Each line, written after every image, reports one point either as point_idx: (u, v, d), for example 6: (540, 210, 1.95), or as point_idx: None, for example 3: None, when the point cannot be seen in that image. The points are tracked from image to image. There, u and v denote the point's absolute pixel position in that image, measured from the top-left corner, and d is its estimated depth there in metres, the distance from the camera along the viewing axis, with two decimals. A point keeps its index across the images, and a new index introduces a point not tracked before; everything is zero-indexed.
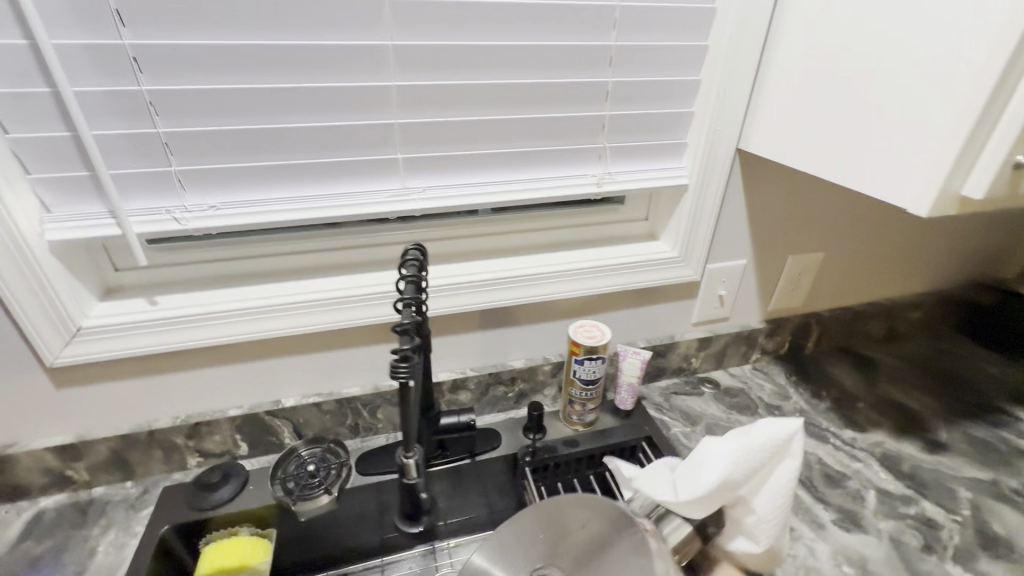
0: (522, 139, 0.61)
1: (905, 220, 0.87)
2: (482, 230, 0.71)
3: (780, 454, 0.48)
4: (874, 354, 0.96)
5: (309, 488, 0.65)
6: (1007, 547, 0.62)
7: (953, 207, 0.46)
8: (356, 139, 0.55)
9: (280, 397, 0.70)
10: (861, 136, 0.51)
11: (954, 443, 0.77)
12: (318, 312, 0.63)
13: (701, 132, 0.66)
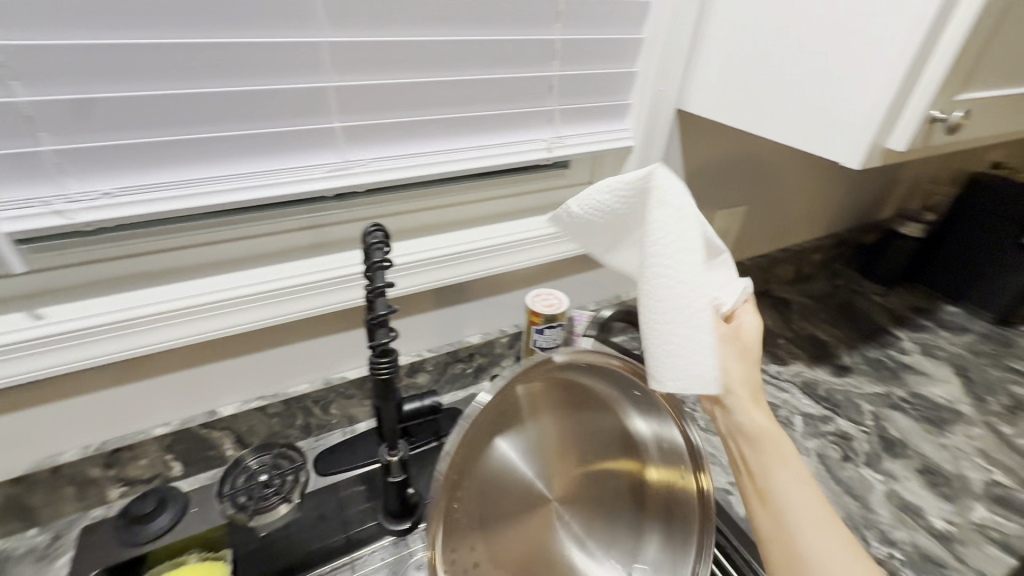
0: (471, 102, 0.57)
1: (811, 172, 0.96)
2: (429, 203, 0.66)
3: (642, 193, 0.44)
4: (787, 295, 1.07)
5: (266, 500, 0.60)
6: (903, 447, 0.74)
7: (878, 159, 0.50)
8: (284, 108, 0.48)
9: (215, 406, 0.62)
10: (796, 94, 0.54)
11: (855, 365, 0.90)
12: (251, 308, 0.56)
13: (643, 93, 0.66)
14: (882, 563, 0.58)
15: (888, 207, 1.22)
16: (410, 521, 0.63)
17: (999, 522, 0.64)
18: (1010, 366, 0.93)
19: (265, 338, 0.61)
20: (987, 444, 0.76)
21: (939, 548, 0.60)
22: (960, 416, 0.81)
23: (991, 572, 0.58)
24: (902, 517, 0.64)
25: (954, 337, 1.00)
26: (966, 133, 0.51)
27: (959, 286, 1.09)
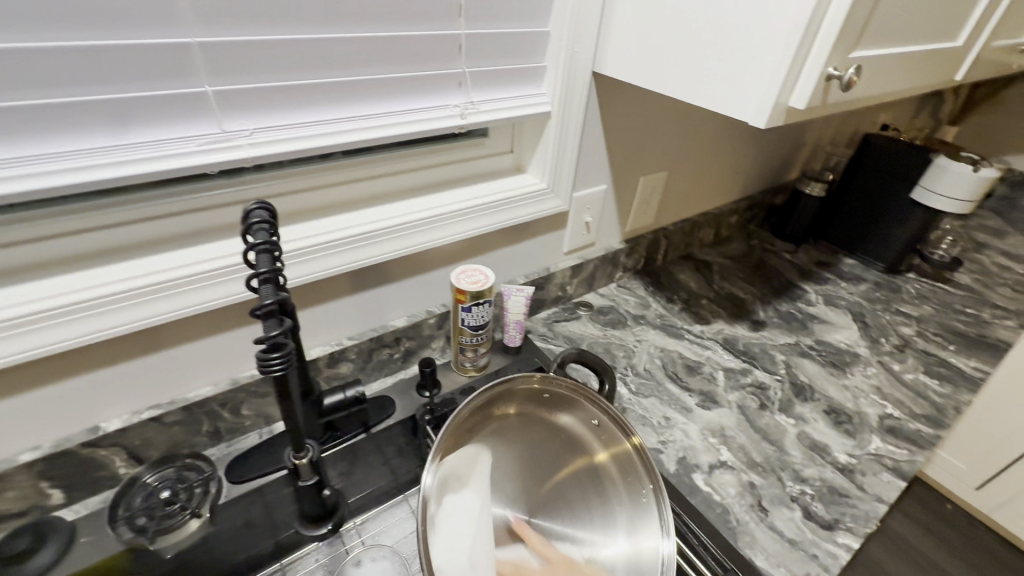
0: (371, 64, 0.52)
1: (725, 136, 0.99)
2: (336, 179, 0.61)
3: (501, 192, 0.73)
4: (709, 257, 1.13)
5: (171, 517, 0.53)
6: (811, 391, 0.80)
7: (782, 118, 0.50)
8: (139, 68, 0.41)
9: (98, 422, 0.54)
10: (705, 53, 0.53)
11: (769, 319, 0.95)
12: (126, 307, 0.48)
13: (558, 55, 0.64)
14: (796, 499, 0.63)
15: (794, 169, 1.29)
16: (331, 523, 0.60)
17: (891, 450, 0.71)
18: (897, 309, 1.03)
19: (152, 340, 0.54)
20: (881, 381, 0.84)
21: (843, 479, 0.66)
22: (858, 358, 0.88)
23: (886, 495, 0.64)
24: (812, 455, 0.69)
25: (852, 287, 1.09)
26: (859, 92, 0.52)
27: (855, 240, 1.19)
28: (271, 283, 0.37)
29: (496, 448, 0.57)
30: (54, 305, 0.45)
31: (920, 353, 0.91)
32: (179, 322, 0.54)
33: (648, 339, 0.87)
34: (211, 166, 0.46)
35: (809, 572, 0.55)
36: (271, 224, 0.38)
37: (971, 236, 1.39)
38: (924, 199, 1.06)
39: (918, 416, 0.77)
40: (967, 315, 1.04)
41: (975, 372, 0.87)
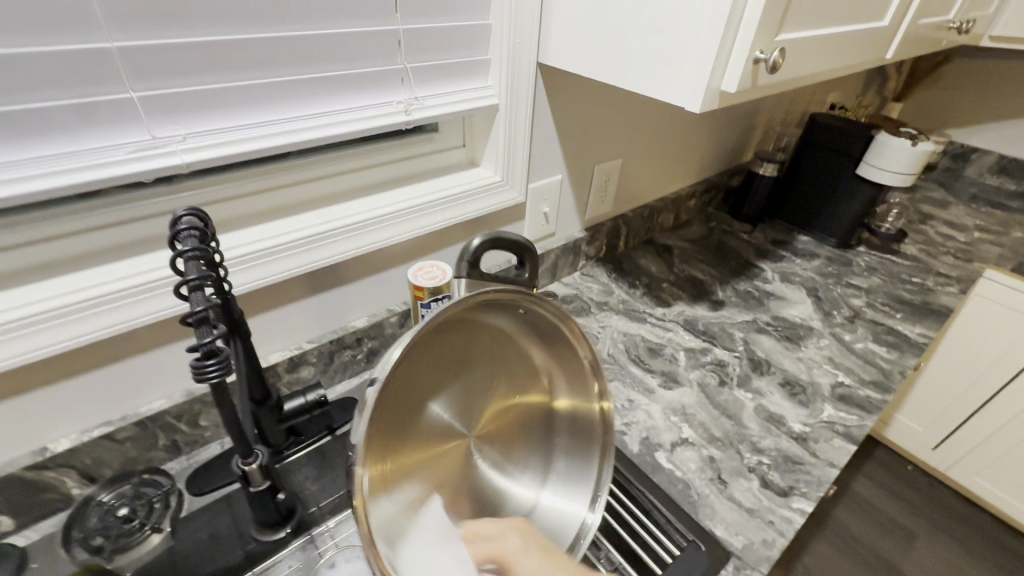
0: (307, 63, 0.51)
1: (677, 122, 1.00)
2: (283, 180, 0.60)
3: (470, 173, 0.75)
4: (670, 241, 1.15)
5: (127, 536, 0.52)
6: (767, 364, 0.83)
7: (716, 102, 0.52)
8: (54, 74, 0.39)
9: (45, 443, 0.52)
10: (641, 40, 0.54)
11: (728, 299, 0.98)
12: (61, 325, 0.46)
13: (500, 45, 0.64)
14: (753, 470, 0.66)
15: (749, 151, 1.33)
16: (290, 526, 0.59)
17: (842, 417, 0.74)
18: (848, 282, 1.07)
19: (95, 356, 0.52)
20: (833, 351, 0.87)
21: (797, 447, 0.69)
22: (812, 330, 0.92)
23: (837, 460, 0.68)
24: (769, 427, 0.72)
25: (806, 263, 1.13)
26: (787, 74, 0.54)
27: (808, 218, 1.23)
28: (201, 288, 0.37)
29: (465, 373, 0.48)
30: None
31: (870, 322, 0.95)
32: (124, 335, 0.53)
33: (611, 325, 0.89)
34: (143, 174, 0.45)
35: (766, 538, 0.58)
36: (199, 231, 0.38)
37: (916, 209, 1.45)
38: (869, 175, 1.10)
39: (867, 382, 0.81)
40: (913, 284, 1.09)
41: (920, 337, 0.92)
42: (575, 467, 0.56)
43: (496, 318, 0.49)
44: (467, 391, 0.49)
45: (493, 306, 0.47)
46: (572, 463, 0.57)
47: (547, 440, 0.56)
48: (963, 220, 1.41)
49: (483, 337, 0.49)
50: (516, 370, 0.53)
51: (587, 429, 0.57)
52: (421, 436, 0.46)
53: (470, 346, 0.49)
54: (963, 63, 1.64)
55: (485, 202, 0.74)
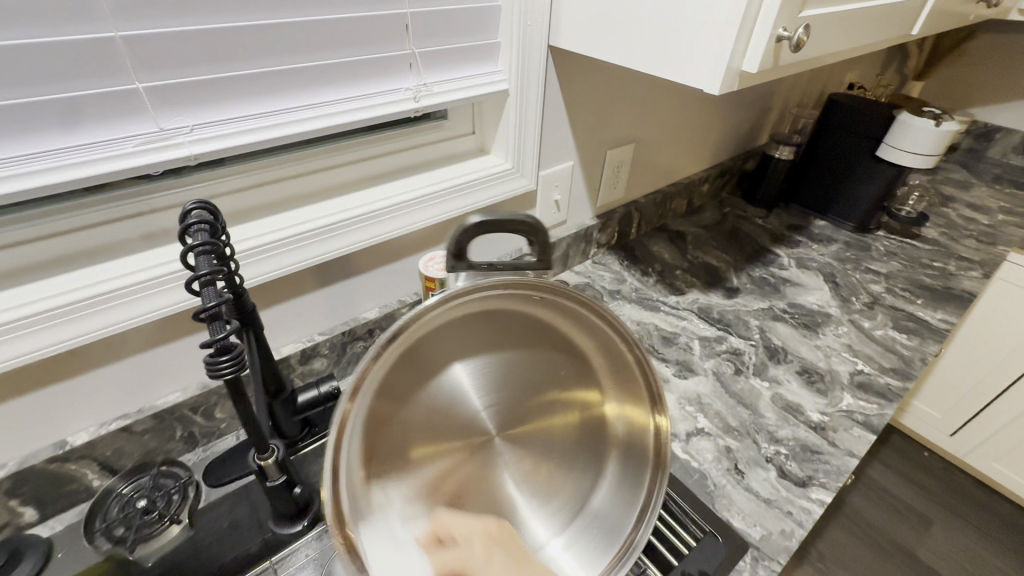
0: (314, 50, 0.50)
1: (691, 104, 0.98)
2: (292, 171, 0.59)
3: (481, 161, 0.74)
4: (683, 227, 1.13)
5: (150, 525, 0.54)
6: (784, 353, 0.82)
7: (736, 83, 0.50)
8: (58, 65, 0.38)
9: (65, 436, 0.53)
10: (656, 20, 0.52)
11: (743, 286, 0.97)
12: (74, 321, 0.46)
13: (510, 29, 0.62)
14: (771, 460, 0.65)
15: (764, 133, 1.29)
16: (307, 520, 0.58)
17: (862, 406, 0.73)
18: (867, 267, 1.05)
19: (110, 350, 0.52)
20: (851, 339, 0.85)
21: (815, 437, 0.68)
22: (829, 318, 0.90)
23: (857, 450, 0.66)
24: (786, 417, 0.71)
25: (823, 248, 1.11)
26: (810, 53, 0.52)
27: (825, 202, 1.20)
28: (213, 284, 0.37)
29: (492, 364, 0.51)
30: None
31: (890, 309, 0.93)
32: (138, 329, 0.53)
33: (624, 313, 0.88)
34: (151, 166, 0.44)
35: (784, 529, 0.57)
36: (209, 225, 0.38)
37: (937, 191, 1.41)
38: (890, 156, 1.07)
39: (887, 370, 0.79)
40: (934, 269, 1.06)
41: (942, 324, 0.89)
42: (612, 486, 0.53)
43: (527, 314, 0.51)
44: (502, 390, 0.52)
45: (518, 301, 0.49)
46: (620, 479, 0.53)
47: (594, 453, 0.54)
48: (986, 202, 1.37)
49: (515, 337, 0.52)
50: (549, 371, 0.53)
51: (640, 443, 0.53)
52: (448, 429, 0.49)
53: (502, 344, 0.52)
54: (988, 39, 1.58)
55: (501, 187, 0.73)
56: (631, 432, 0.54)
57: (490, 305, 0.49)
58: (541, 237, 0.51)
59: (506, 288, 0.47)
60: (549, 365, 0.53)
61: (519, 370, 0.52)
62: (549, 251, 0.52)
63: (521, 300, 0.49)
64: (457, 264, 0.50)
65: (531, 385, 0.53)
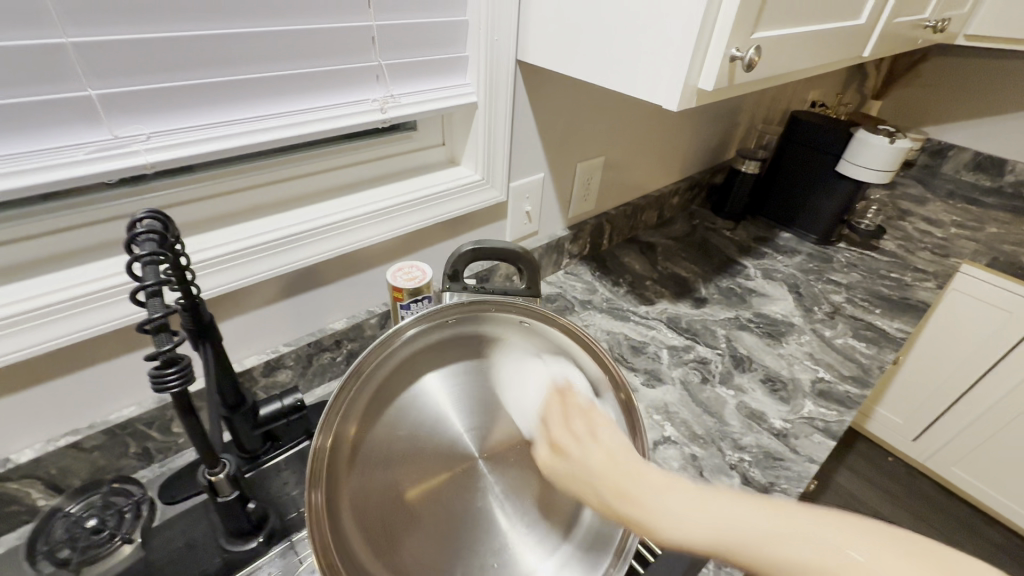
0: (277, 60, 0.50)
1: (659, 119, 1.00)
2: (256, 181, 0.58)
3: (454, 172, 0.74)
4: (653, 239, 1.15)
5: (97, 546, 0.50)
6: (749, 361, 0.84)
7: (693, 100, 0.51)
8: (4, 70, 0.37)
9: (7, 454, 0.51)
10: (617, 38, 0.54)
11: (711, 295, 0.99)
12: (16, 333, 0.44)
13: (478, 42, 0.63)
14: (734, 467, 0.66)
15: (731, 148, 1.33)
16: (261, 536, 0.57)
17: (822, 412, 0.75)
18: (829, 278, 1.09)
19: (59, 364, 0.50)
20: (813, 347, 0.88)
21: (778, 444, 0.70)
22: (793, 326, 0.93)
23: (817, 455, 0.68)
24: (750, 424, 0.72)
25: (788, 259, 1.14)
26: (763, 72, 0.54)
27: (790, 214, 1.24)
28: (159, 295, 0.36)
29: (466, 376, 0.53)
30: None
31: (849, 318, 0.96)
32: (89, 341, 0.51)
33: (595, 323, 0.89)
34: (103, 175, 0.43)
35: None
36: (159, 235, 0.37)
37: (895, 205, 1.48)
38: (848, 172, 1.11)
39: (847, 378, 0.82)
40: (892, 280, 1.10)
41: (899, 332, 0.93)
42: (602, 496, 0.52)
43: (504, 338, 0.54)
44: (485, 412, 0.52)
45: (490, 318, 0.54)
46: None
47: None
48: (940, 216, 1.44)
49: (491, 359, 0.54)
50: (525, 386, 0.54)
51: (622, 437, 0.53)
52: (422, 455, 0.49)
53: (480, 367, 0.53)
54: (940, 62, 1.67)
55: (473, 198, 0.74)
56: (608, 422, 0.54)
57: (463, 328, 0.53)
58: (529, 263, 0.60)
59: (477, 303, 0.52)
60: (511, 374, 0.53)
61: (492, 385, 0.53)
62: (534, 280, 0.61)
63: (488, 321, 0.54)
64: (452, 284, 0.61)
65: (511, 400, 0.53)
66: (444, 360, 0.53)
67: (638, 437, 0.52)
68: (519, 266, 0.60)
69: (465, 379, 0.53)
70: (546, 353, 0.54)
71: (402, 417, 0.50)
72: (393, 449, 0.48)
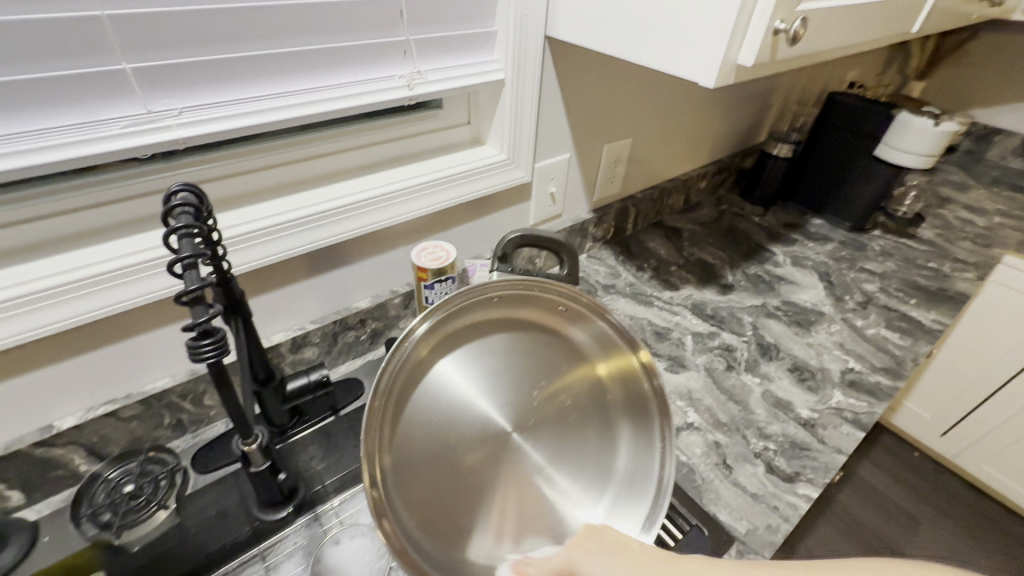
0: (305, 35, 0.49)
1: (688, 100, 0.97)
2: (284, 159, 0.58)
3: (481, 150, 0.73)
4: (679, 223, 1.13)
5: (137, 511, 0.53)
6: (775, 350, 0.82)
7: (731, 77, 0.49)
8: (39, 43, 0.38)
9: (51, 421, 0.53)
10: (652, 13, 0.52)
11: (738, 282, 0.97)
12: (57, 304, 0.46)
13: (507, 16, 0.61)
14: (760, 455, 0.65)
15: (762, 131, 1.29)
16: (291, 507, 0.59)
17: (852, 404, 0.73)
18: (862, 267, 1.05)
19: (97, 335, 0.52)
20: (843, 337, 0.86)
21: (805, 434, 0.68)
22: (822, 316, 0.90)
23: (845, 446, 0.67)
24: (776, 413, 0.71)
25: (819, 247, 1.11)
26: (807, 47, 0.51)
27: (822, 200, 1.20)
28: (195, 267, 0.36)
29: (491, 357, 0.55)
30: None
31: (882, 308, 0.93)
32: (123, 314, 0.52)
33: (618, 308, 0.88)
34: (137, 150, 0.43)
35: (770, 524, 0.58)
36: (194, 209, 0.38)
37: (935, 192, 1.41)
38: (887, 156, 1.06)
39: (879, 369, 0.79)
40: (929, 269, 1.06)
41: (935, 324, 0.90)
42: (633, 449, 0.57)
43: (538, 319, 0.57)
44: (521, 387, 0.55)
45: (529, 299, 0.55)
46: (635, 438, 0.58)
47: (608, 424, 0.58)
48: (983, 204, 1.37)
49: (524, 337, 0.57)
50: (547, 361, 0.57)
51: (641, 401, 0.58)
52: (463, 429, 0.52)
53: (513, 345, 0.57)
54: (992, 40, 1.58)
55: (498, 176, 0.73)
56: (626, 388, 0.59)
57: (502, 307, 0.55)
58: (570, 252, 0.62)
59: (523, 284, 0.53)
60: (530, 348, 0.57)
61: (512, 362, 0.56)
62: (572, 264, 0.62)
63: (529, 304, 0.56)
64: (502, 267, 0.61)
65: (544, 377, 0.57)
66: (481, 339, 0.55)
67: (658, 398, 0.57)
68: (560, 254, 0.62)
69: (500, 357, 0.56)
70: (563, 327, 0.58)
71: (437, 399, 0.52)
72: (432, 431, 0.51)
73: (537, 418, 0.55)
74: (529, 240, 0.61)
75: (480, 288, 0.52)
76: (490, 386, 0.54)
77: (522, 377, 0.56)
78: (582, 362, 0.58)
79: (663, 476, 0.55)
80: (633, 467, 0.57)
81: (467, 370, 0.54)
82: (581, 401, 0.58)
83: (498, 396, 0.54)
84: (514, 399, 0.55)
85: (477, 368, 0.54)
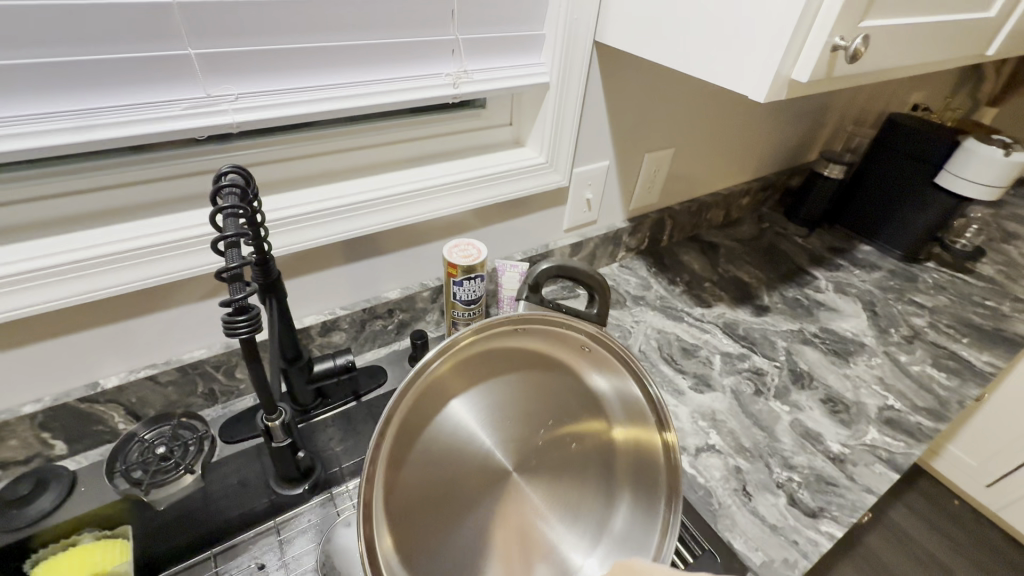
0: (359, 28, 0.51)
1: (737, 115, 0.95)
2: (330, 147, 0.60)
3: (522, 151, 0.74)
4: (717, 239, 1.10)
5: (166, 472, 0.54)
6: (808, 378, 0.78)
7: (784, 92, 0.48)
8: (115, 27, 0.41)
9: (97, 378, 0.56)
10: (705, 22, 0.50)
11: (775, 304, 0.94)
12: (112, 271, 0.49)
13: (557, 20, 0.61)
14: (781, 485, 0.63)
15: (814, 150, 1.24)
16: (306, 485, 0.60)
17: (887, 442, 0.69)
18: (911, 299, 0.99)
19: (145, 302, 0.55)
20: (884, 371, 0.81)
21: (832, 468, 0.65)
22: (863, 347, 0.86)
23: (876, 486, 0.63)
24: (804, 444, 0.68)
25: (865, 274, 1.06)
26: (867, 65, 0.49)
27: (873, 226, 1.15)
28: (238, 246, 0.38)
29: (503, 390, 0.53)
30: (30, 268, 0.45)
31: (930, 344, 0.88)
32: (169, 285, 0.55)
33: (646, 320, 0.86)
34: (195, 131, 0.46)
35: (787, 558, 0.56)
36: (240, 190, 0.40)
37: (1001, 227, 1.32)
38: (948, 184, 1.00)
39: (920, 409, 0.75)
40: (986, 308, 1.00)
41: (987, 366, 0.84)
42: (637, 506, 0.55)
43: (559, 356, 0.55)
44: (527, 428, 0.54)
45: (556, 335, 0.54)
46: (639, 498, 0.56)
47: (611, 477, 0.56)
48: None
49: (541, 374, 0.55)
50: (561, 404, 0.55)
51: (649, 462, 0.56)
52: (467, 463, 0.51)
53: (528, 380, 0.54)
54: None
55: (534, 179, 0.73)
56: (636, 444, 0.56)
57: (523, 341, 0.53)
58: (602, 291, 0.62)
59: (552, 317, 0.52)
60: (544, 387, 0.55)
61: (523, 399, 0.54)
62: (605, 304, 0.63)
63: (553, 340, 0.54)
64: (531, 294, 0.62)
65: (553, 418, 0.55)
66: (495, 371, 0.53)
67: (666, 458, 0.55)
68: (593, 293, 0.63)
69: (516, 392, 0.54)
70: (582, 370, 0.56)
71: (442, 430, 0.50)
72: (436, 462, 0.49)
73: (542, 462, 0.54)
74: (566, 271, 0.61)
75: (505, 318, 0.50)
76: (499, 422, 0.52)
77: (532, 415, 0.54)
78: (596, 409, 0.56)
79: (660, 540, 0.54)
80: (630, 527, 0.55)
81: (479, 402, 0.52)
82: (588, 450, 0.55)
83: (504, 432, 0.53)
84: (520, 438, 0.53)
85: (488, 400, 0.52)
